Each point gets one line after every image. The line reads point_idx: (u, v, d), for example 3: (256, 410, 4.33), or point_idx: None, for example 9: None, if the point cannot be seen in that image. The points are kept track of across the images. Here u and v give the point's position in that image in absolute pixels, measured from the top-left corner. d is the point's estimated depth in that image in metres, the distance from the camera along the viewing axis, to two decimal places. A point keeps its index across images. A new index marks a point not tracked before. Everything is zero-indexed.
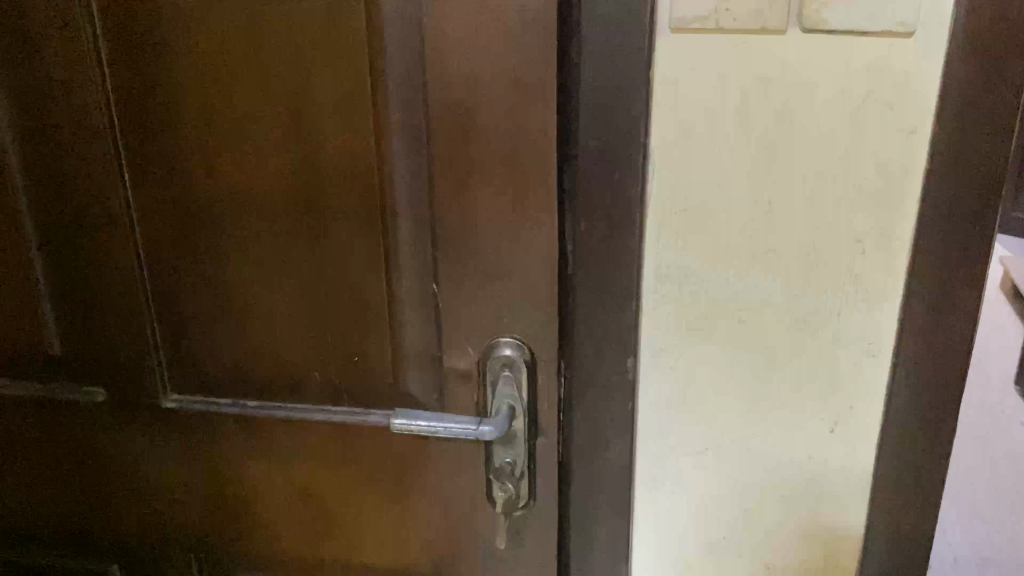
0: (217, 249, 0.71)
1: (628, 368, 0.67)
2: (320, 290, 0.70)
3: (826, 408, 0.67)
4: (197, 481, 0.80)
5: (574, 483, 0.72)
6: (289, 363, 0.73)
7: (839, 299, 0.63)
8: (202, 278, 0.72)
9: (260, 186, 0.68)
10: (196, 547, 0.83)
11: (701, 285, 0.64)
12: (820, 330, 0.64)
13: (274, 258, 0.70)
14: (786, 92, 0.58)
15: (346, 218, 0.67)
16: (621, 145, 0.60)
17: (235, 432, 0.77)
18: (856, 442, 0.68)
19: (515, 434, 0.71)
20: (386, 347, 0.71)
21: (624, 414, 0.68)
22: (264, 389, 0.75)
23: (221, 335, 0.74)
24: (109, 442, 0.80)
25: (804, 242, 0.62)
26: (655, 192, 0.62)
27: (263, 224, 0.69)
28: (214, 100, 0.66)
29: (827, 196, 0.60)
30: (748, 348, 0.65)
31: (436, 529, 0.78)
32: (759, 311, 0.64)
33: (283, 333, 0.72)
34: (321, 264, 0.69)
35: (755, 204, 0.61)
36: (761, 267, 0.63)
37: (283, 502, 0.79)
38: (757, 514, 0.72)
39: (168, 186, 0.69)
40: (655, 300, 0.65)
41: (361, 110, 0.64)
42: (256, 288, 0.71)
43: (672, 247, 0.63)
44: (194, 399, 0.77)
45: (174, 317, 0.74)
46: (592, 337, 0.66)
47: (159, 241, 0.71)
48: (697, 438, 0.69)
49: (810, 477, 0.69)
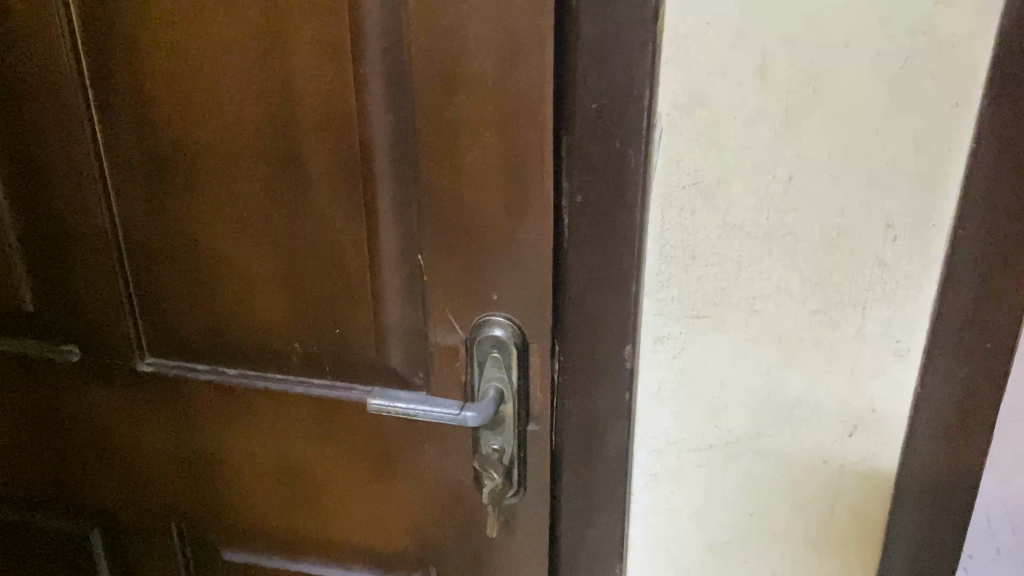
0: (190, 205, 0.65)
1: (626, 356, 0.61)
2: (299, 255, 0.65)
3: (845, 409, 0.60)
4: (176, 450, 0.76)
5: (567, 473, 0.67)
6: (268, 331, 0.69)
7: (864, 291, 0.56)
8: (175, 236, 0.67)
9: (234, 141, 0.62)
10: (176, 517, 0.80)
11: (710, 269, 0.57)
12: (842, 324, 0.57)
13: (249, 221, 0.65)
14: (813, 54, 0.51)
15: (325, 179, 0.62)
16: (622, 108, 0.54)
17: (213, 400, 0.73)
18: (879, 447, 0.61)
19: (504, 419, 0.65)
20: (368, 319, 0.66)
21: (621, 404, 0.63)
22: (242, 356, 0.70)
23: (197, 298, 0.69)
24: (89, 407, 0.76)
25: (825, 225, 0.55)
26: (660, 161, 0.55)
27: (239, 183, 0.63)
28: (182, 46, 0.60)
29: (855, 174, 0.53)
30: (761, 340, 0.59)
31: (422, 515, 0.73)
32: (774, 300, 0.57)
33: (261, 299, 0.67)
34: (299, 226, 0.64)
35: (773, 180, 0.54)
36: (778, 251, 0.56)
37: (263, 477, 0.75)
38: (766, 520, 0.65)
39: (139, 138, 0.64)
40: (658, 282, 0.59)
41: (341, 61, 0.57)
42: (231, 249, 0.66)
43: (679, 225, 0.57)
44: (171, 363, 0.73)
45: (149, 279, 0.69)
46: (588, 319, 0.61)
47: (131, 197, 0.66)
48: (702, 435, 0.63)
49: (826, 483, 0.63)
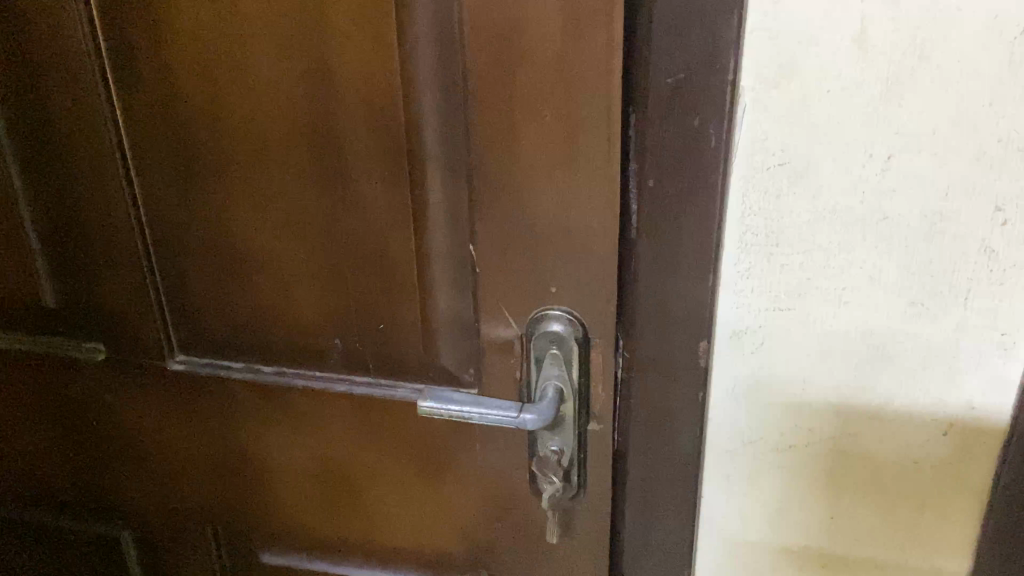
0: (220, 194, 0.60)
1: (702, 353, 0.56)
2: (338, 245, 0.60)
3: (940, 409, 0.55)
4: (210, 451, 0.72)
5: (631, 477, 0.62)
6: (306, 327, 0.64)
7: (967, 280, 0.51)
8: (205, 226, 0.62)
9: (266, 124, 0.57)
10: (212, 519, 0.76)
11: (795, 257, 0.52)
12: (940, 316, 0.52)
13: (284, 210, 0.60)
14: (919, 19, 0.45)
15: (367, 164, 0.56)
16: (703, 83, 0.48)
17: (249, 399, 0.68)
18: (974, 446, 0.56)
19: (563, 419, 0.61)
20: (415, 313, 0.61)
21: (691, 403, 0.58)
22: (279, 353, 0.66)
23: (230, 293, 0.64)
24: (118, 407, 0.72)
25: (927, 207, 0.49)
26: (744, 140, 0.50)
27: (273, 169, 0.58)
28: (208, 21, 0.54)
29: (962, 152, 0.48)
30: (849, 334, 0.54)
31: (472, 518, 0.68)
32: (866, 290, 0.52)
33: (298, 293, 0.63)
34: (340, 214, 0.59)
35: (870, 159, 0.49)
36: (872, 237, 0.51)
37: (304, 478, 0.71)
38: (848, 525, 0.60)
39: (163, 122, 0.59)
40: (737, 273, 0.54)
41: (383, 35, 0.52)
42: (265, 239, 0.61)
43: (762, 209, 0.51)
44: (202, 361, 0.68)
45: (179, 273, 0.65)
46: (659, 314, 0.56)
47: (157, 185, 0.62)
48: (781, 434, 0.58)
49: (913, 484, 0.58)
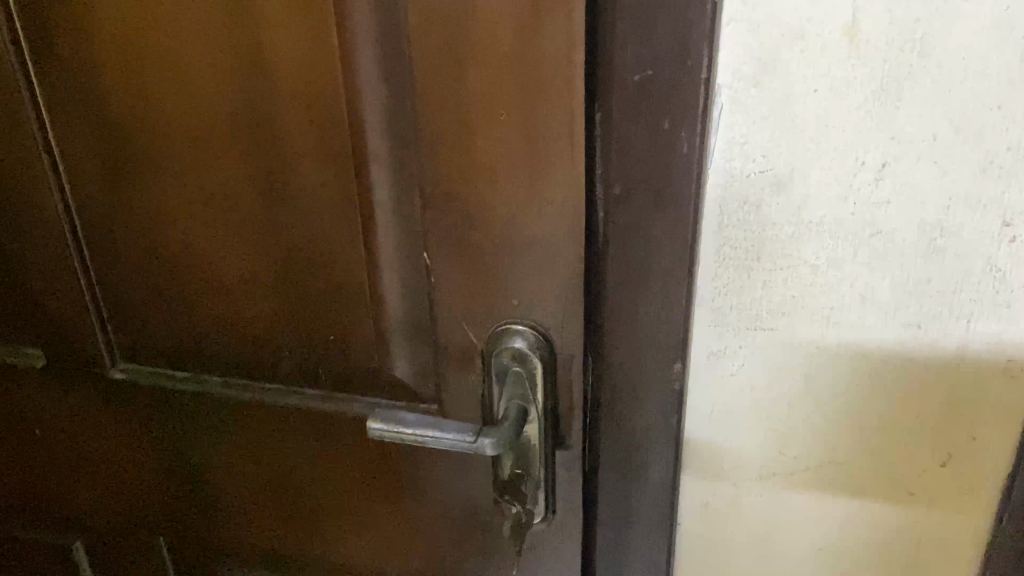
0: (154, 193, 0.56)
1: (676, 375, 0.51)
2: (282, 251, 0.55)
3: (938, 438, 0.50)
4: (158, 462, 0.68)
5: (602, 504, 0.57)
6: (252, 337, 0.59)
7: (969, 301, 0.45)
8: (141, 227, 0.57)
9: (200, 120, 0.52)
10: (165, 531, 0.72)
11: (779, 273, 0.47)
12: (940, 340, 0.47)
13: (224, 212, 0.55)
14: (919, 10, 0.39)
15: (310, 166, 0.51)
16: (673, 81, 0.43)
17: (196, 410, 0.64)
18: (975, 479, 0.51)
19: (527, 446, 0.54)
20: (367, 326, 0.56)
21: (667, 428, 0.53)
22: (225, 363, 0.61)
23: (170, 298, 0.59)
24: (61, 415, 0.68)
25: (925, 222, 0.44)
26: (720, 144, 0.45)
27: (210, 168, 0.53)
28: (130, 5, 0.49)
29: (966, 161, 0.42)
30: (838, 356, 0.49)
31: (435, 540, 0.64)
32: (857, 311, 0.47)
33: (242, 300, 0.58)
34: (282, 218, 0.54)
35: (862, 168, 0.43)
36: (864, 253, 0.45)
37: (256, 493, 0.67)
38: (836, 555, 0.56)
39: (90, 115, 0.54)
40: (715, 287, 0.49)
41: (320, 23, 0.46)
42: (204, 243, 0.56)
43: (742, 220, 0.46)
44: (146, 369, 0.63)
45: (116, 276, 0.60)
46: (629, 332, 0.51)
47: (87, 184, 0.57)
48: (763, 460, 0.54)
49: (908, 518, 0.53)
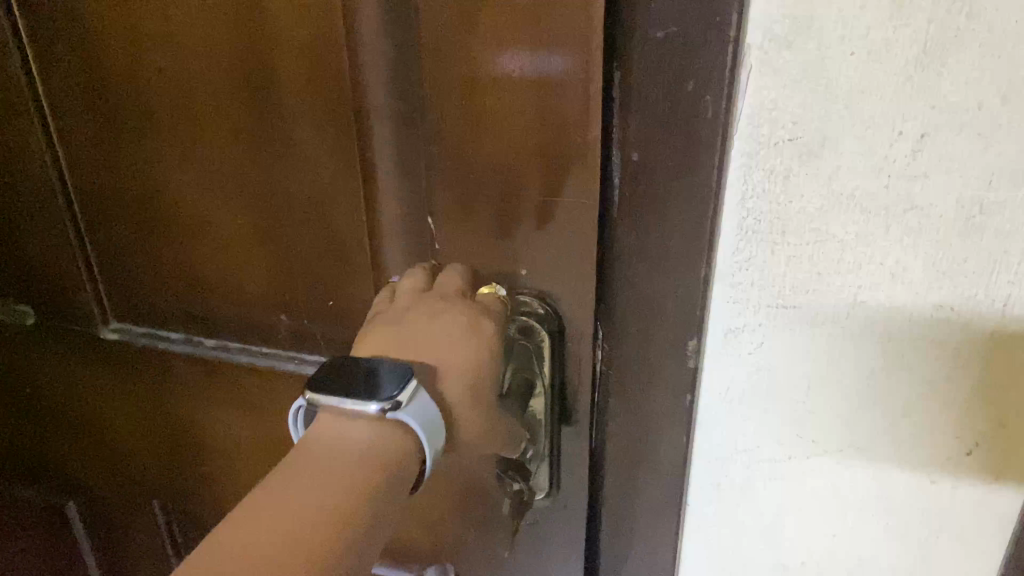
0: (146, 147, 0.53)
1: (690, 353, 0.49)
2: (279, 211, 0.52)
3: (966, 425, 0.47)
4: (153, 426, 0.66)
5: (608, 479, 0.55)
6: (248, 299, 0.57)
7: (1007, 282, 0.43)
8: (133, 182, 0.55)
9: (193, 69, 0.49)
10: (162, 493, 0.70)
11: (804, 248, 0.44)
12: (973, 322, 0.44)
13: (219, 167, 0.52)
14: None
15: (309, 123, 0.49)
16: (699, 40, 0.40)
17: (189, 375, 0.61)
18: (1002, 470, 0.48)
19: (535, 418, 0.54)
20: (367, 292, 0.53)
21: (678, 407, 0.51)
22: (220, 326, 0.59)
23: (163, 258, 0.57)
24: (54, 374, 0.66)
25: (965, 197, 0.41)
26: (747, 109, 0.41)
27: (204, 120, 0.51)
28: None
29: (1013, 133, 0.39)
30: (864, 337, 0.46)
31: None
32: (886, 290, 0.44)
33: (237, 261, 0.55)
34: (280, 176, 0.51)
35: (899, 138, 0.40)
36: (897, 229, 0.42)
37: (253, 461, 0.65)
38: (852, 542, 0.53)
39: (77, 64, 0.51)
40: (736, 263, 0.46)
41: None
42: (198, 201, 0.54)
43: (768, 192, 0.43)
44: (139, 331, 0.61)
45: (108, 232, 0.58)
46: (643, 306, 0.48)
47: (77, 135, 0.54)
48: (779, 444, 0.51)
49: (928, 506, 0.50)
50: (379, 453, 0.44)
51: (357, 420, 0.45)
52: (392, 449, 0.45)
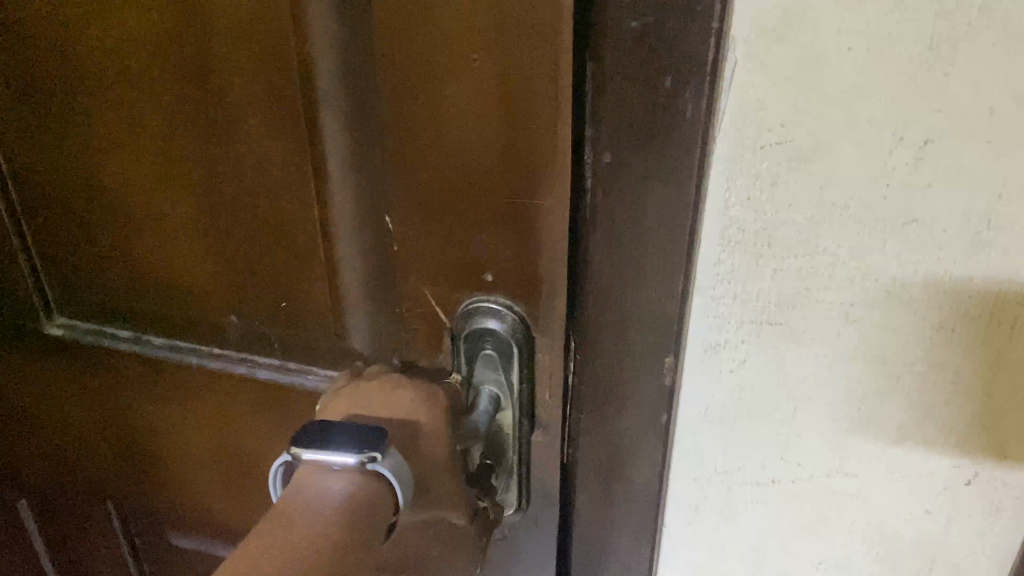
0: (83, 135, 0.49)
1: (667, 369, 0.45)
2: (224, 208, 0.48)
3: (964, 453, 0.44)
4: (101, 426, 0.63)
5: (580, 500, 0.51)
6: (196, 299, 0.53)
7: (1014, 304, 0.39)
8: (71, 172, 0.51)
9: (128, 54, 0.45)
10: (115, 492, 0.67)
11: (792, 262, 0.40)
12: (977, 346, 0.40)
13: (162, 159, 0.48)
14: None
15: (252, 116, 0.44)
16: (679, 31, 0.36)
17: (137, 373, 0.58)
18: (1001, 501, 0.44)
19: (501, 430, 0.49)
20: (320, 297, 0.49)
21: (654, 425, 0.47)
22: (168, 325, 0.55)
23: (105, 253, 0.54)
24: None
25: (972, 212, 0.37)
26: (732, 109, 0.37)
27: (143, 106, 0.47)
28: None
29: None
30: (856, 359, 0.42)
31: None
32: (882, 309, 0.40)
33: (183, 259, 0.52)
34: (223, 172, 0.47)
35: (900, 145, 0.36)
36: (895, 243, 0.39)
37: (207, 464, 0.61)
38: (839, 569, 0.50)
39: (9, 45, 0.48)
40: (718, 275, 0.42)
41: None
42: (139, 194, 0.50)
43: (753, 200, 0.39)
44: (84, 327, 0.58)
45: (48, 224, 0.54)
46: (618, 320, 0.44)
47: (15, 120, 0.51)
48: (762, 467, 0.47)
49: (920, 536, 0.47)
50: (351, 509, 0.34)
51: (333, 473, 0.35)
52: (370, 503, 0.35)
